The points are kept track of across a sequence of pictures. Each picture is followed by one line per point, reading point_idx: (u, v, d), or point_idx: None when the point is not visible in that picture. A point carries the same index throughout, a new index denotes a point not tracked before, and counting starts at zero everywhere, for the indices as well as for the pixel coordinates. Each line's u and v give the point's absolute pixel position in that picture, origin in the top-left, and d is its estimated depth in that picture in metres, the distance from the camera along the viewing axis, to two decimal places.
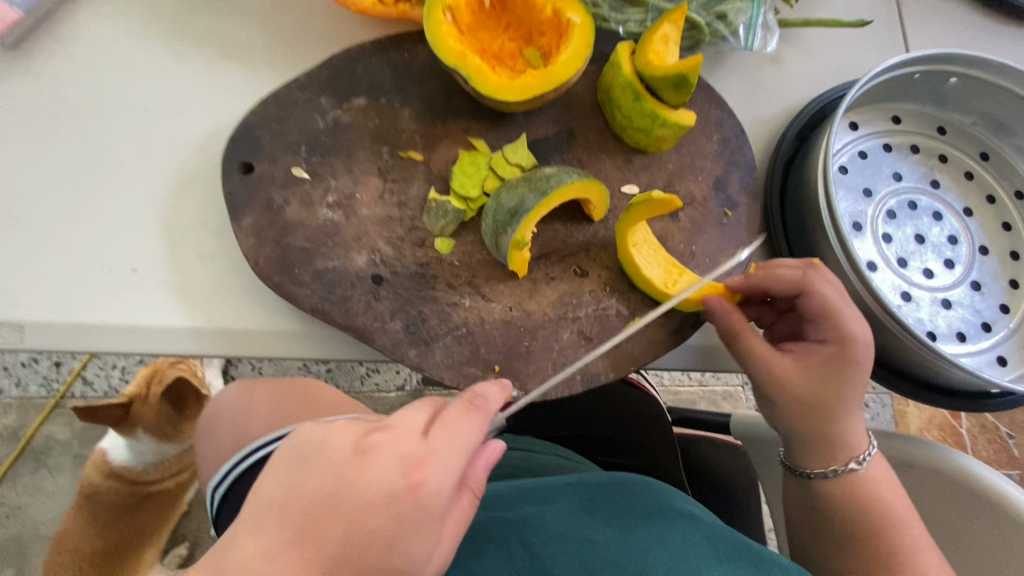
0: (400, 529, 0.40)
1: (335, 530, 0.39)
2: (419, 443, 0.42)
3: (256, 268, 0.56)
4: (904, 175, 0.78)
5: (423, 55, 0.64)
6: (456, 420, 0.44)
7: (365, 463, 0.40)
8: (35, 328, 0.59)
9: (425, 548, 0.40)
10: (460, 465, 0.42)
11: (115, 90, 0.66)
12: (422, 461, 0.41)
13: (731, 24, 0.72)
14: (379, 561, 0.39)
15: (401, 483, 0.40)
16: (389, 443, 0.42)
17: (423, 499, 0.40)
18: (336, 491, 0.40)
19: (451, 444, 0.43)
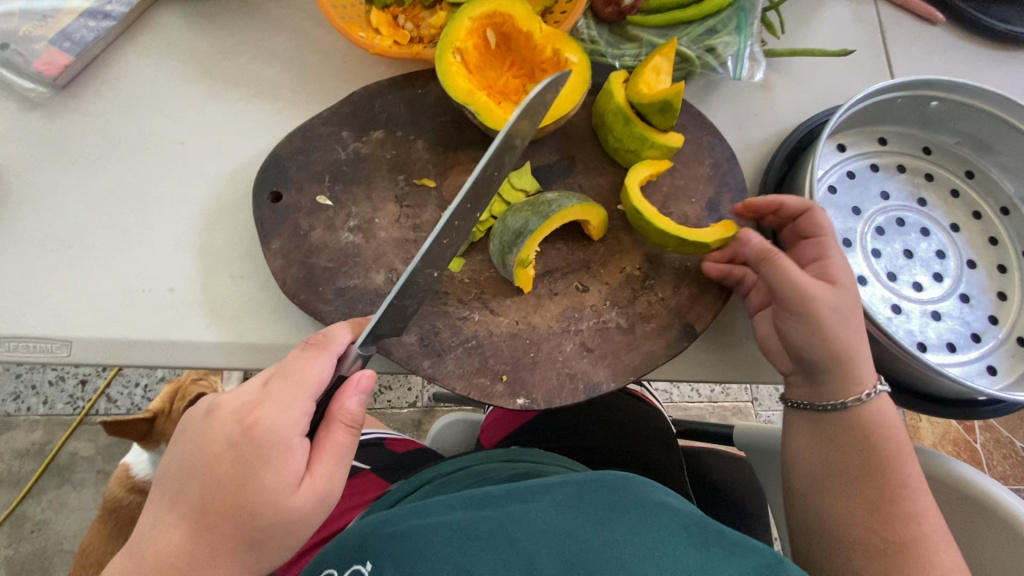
0: (245, 466, 0.50)
1: (195, 485, 0.50)
2: (252, 394, 0.52)
3: (284, 287, 0.61)
4: (892, 194, 0.81)
5: (435, 91, 0.71)
6: (297, 365, 0.53)
7: (207, 424, 0.52)
8: (81, 342, 0.64)
9: (280, 476, 0.50)
10: (298, 405, 0.52)
11: (154, 125, 0.72)
12: (256, 408, 0.51)
13: (720, 56, 0.78)
14: (237, 494, 0.49)
15: (234, 454, 0.50)
16: (229, 403, 0.52)
17: (259, 437, 0.50)
18: (215, 460, 0.51)
19: (287, 386, 0.52)
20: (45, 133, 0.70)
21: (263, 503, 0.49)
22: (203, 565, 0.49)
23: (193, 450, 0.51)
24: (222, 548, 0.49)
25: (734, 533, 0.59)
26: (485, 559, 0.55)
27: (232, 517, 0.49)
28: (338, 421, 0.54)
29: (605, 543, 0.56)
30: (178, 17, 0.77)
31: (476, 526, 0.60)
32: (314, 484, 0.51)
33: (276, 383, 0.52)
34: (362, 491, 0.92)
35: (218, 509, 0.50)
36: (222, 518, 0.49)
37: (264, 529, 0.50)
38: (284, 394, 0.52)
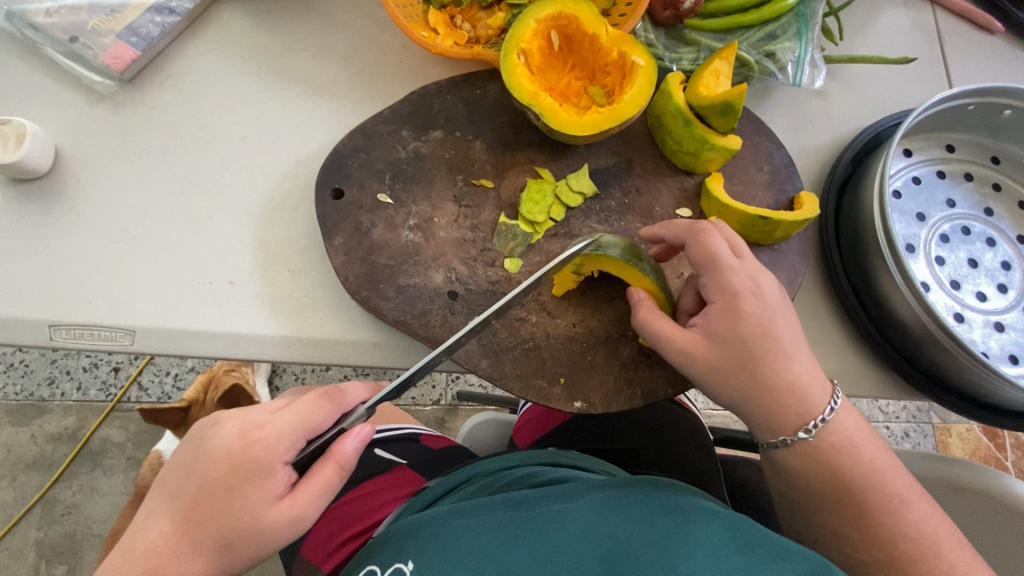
0: (233, 478, 0.51)
1: (188, 486, 0.52)
2: (262, 416, 0.54)
3: (347, 283, 0.62)
4: (957, 202, 0.81)
5: (494, 92, 0.71)
6: (309, 404, 0.54)
7: (211, 432, 0.53)
8: (143, 332, 0.65)
9: (262, 493, 0.51)
10: (294, 438, 0.53)
11: (216, 121, 0.73)
12: (258, 429, 0.53)
13: (779, 61, 0.77)
14: (222, 499, 0.51)
15: (233, 453, 0.51)
16: (237, 416, 0.54)
17: (253, 454, 0.51)
18: (206, 463, 0.52)
19: (294, 418, 0.53)
20: (111, 125, 0.72)
21: (240, 515, 0.51)
22: (181, 558, 0.50)
23: (196, 453, 0.53)
24: (198, 547, 0.51)
25: (778, 535, 0.56)
26: (521, 556, 0.54)
27: (211, 522, 0.51)
28: (332, 460, 0.53)
29: (644, 542, 0.54)
30: (239, 13, 0.78)
31: (516, 528, 0.58)
32: (290, 509, 0.51)
33: (284, 413, 0.53)
34: (398, 487, 0.92)
35: (207, 509, 0.51)
36: (208, 517, 0.51)
37: (234, 539, 0.51)
38: (287, 424, 0.53)
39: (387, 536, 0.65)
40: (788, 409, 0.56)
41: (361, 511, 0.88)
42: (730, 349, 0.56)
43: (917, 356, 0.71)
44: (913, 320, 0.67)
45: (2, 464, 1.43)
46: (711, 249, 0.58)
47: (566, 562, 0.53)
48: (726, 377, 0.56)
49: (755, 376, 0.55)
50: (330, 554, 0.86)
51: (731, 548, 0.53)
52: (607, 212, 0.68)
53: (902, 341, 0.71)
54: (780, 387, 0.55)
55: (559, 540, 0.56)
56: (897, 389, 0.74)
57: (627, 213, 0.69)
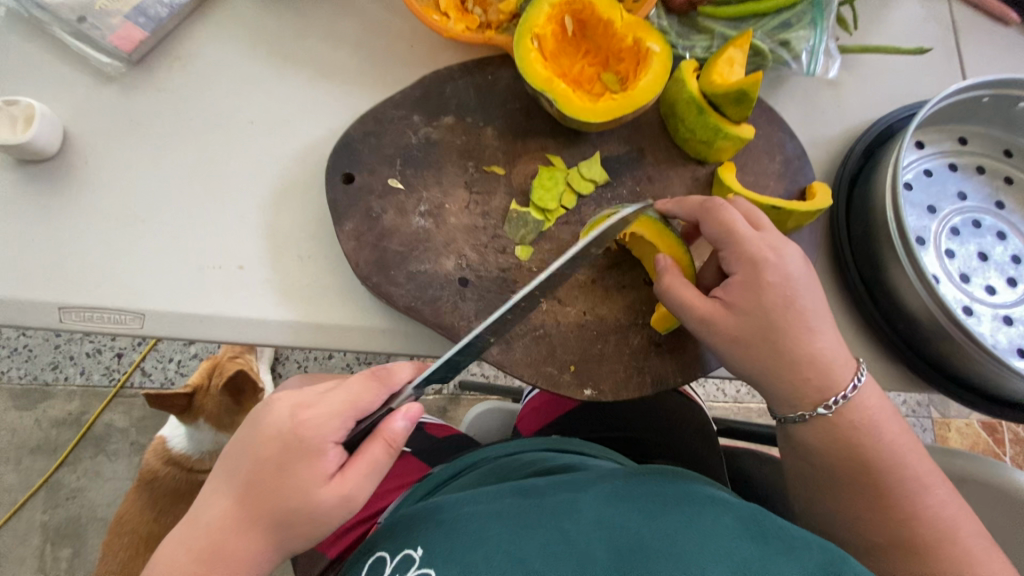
0: (284, 457, 0.52)
1: (241, 466, 0.53)
2: (311, 396, 0.54)
3: (357, 269, 0.61)
4: (969, 195, 0.81)
5: (506, 78, 0.70)
6: (357, 386, 0.54)
7: (262, 414, 0.54)
8: (153, 316, 0.65)
9: (312, 473, 0.52)
10: (342, 418, 0.53)
11: (225, 104, 0.73)
12: (306, 409, 0.53)
13: (793, 49, 0.76)
14: (274, 479, 0.52)
15: (287, 429, 0.53)
16: (285, 398, 0.54)
17: (303, 435, 0.52)
18: (258, 442, 0.53)
19: (341, 399, 0.53)
20: (119, 107, 0.71)
21: (294, 492, 0.52)
22: (237, 535, 0.52)
23: (246, 434, 0.54)
24: (255, 522, 0.52)
25: (789, 522, 0.56)
26: (529, 546, 0.55)
27: (266, 499, 0.52)
28: (380, 439, 0.54)
29: (655, 530, 0.55)
30: None
31: (525, 514, 0.59)
32: (341, 487, 0.52)
33: (333, 394, 0.54)
34: (403, 474, 0.92)
35: (261, 488, 0.52)
36: (262, 496, 0.52)
37: (292, 514, 0.52)
38: (335, 404, 0.53)
39: (395, 523, 0.65)
40: (809, 383, 0.56)
41: (365, 498, 0.90)
42: (750, 321, 0.56)
43: (926, 349, 0.71)
44: (923, 312, 0.67)
45: (7, 448, 1.44)
46: (727, 224, 0.58)
47: (575, 549, 0.54)
48: (746, 350, 0.56)
49: (778, 347, 0.56)
50: (335, 540, 0.87)
51: (740, 537, 0.54)
52: (618, 199, 0.68)
53: (911, 334, 0.71)
54: (803, 359, 0.55)
55: (567, 530, 0.56)
56: (903, 381, 0.74)
57: (638, 202, 0.68)
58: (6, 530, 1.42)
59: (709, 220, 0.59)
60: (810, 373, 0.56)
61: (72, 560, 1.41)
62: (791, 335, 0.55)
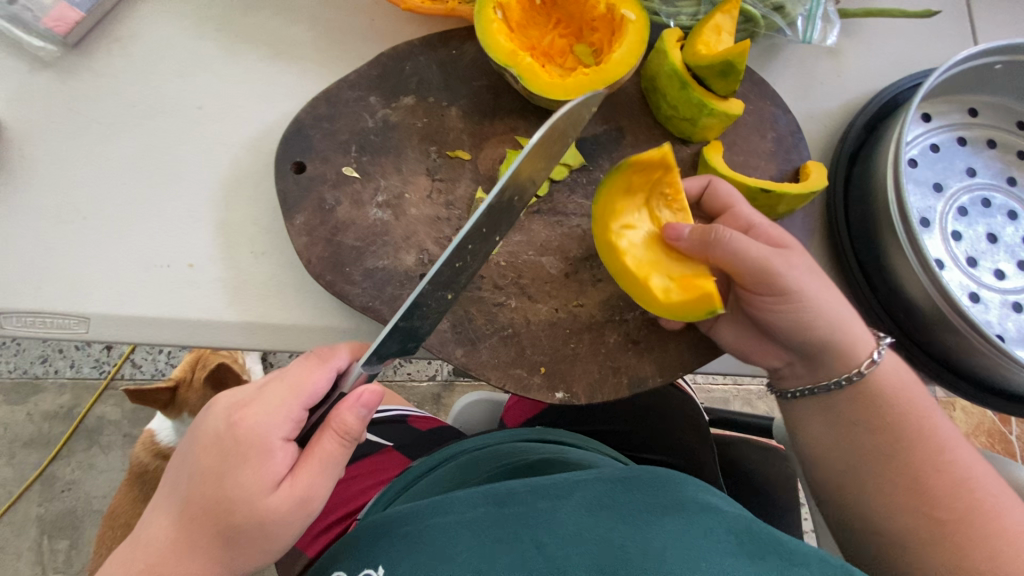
0: (224, 463, 0.47)
1: (185, 475, 0.49)
2: (248, 392, 0.49)
3: (309, 266, 0.57)
4: (979, 171, 0.75)
5: (471, 53, 0.64)
6: (297, 371, 0.50)
7: (202, 419, 0.50)
8: (98, 319, 0.61)
9: (256, 480, 0.47)
10: (283, 410, 0.48)
11: (170, 87, 0.67)
12: (244, 405, 0.49)
13: (788, 15, 0.69)
14: (214, 489, 0.47)
15: (226, 430, 0.48)
16: (223, 399, 0.50)
17: (238, 436, 0.47)
18: (195, 450, 0.49)
19: (279, 389, 0.48)
20: (54, 92, 0.65)
21: (236, 503, 0.47)
22: (179, 560, 0.47)
23: (189, 442, 0.50)
24: (199, 541, 0.47)
25: (792, 539, 0.52)
26: (509, 561, 0.52)
27: (208, 513, 0.47)
28: (331, 429, 0.48)
29: (641, 549, 0.51)
30: None
31: (503, 528, 0.56)
32: (293, 491, 0.47)
33: (271, 384, 0.49)
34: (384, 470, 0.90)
35: (203, 503, 0.47)
36: (202, 510, 0.47)
37: (237, 528, 0.47)
38: (275, 393, 0.48)
39: (363, 533, 0.61)
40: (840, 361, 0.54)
41: (347, 494, 0.87)
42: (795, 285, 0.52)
43: (926, 340, 0.66)
44: (926, 302, 0.62)
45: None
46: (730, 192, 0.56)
47: (553, 568, 0.51)
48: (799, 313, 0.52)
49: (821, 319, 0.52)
50: (314, 538, 0.84)
51: (737, 556, 0.50)
52: (595, 185, 0.62)
53: (911, 324, 0.66)
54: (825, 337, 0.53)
55: (547, 547, 0.53)
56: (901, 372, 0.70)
57: None
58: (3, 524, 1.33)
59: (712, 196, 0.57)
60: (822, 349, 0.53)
61: (71, 552, 1.34)
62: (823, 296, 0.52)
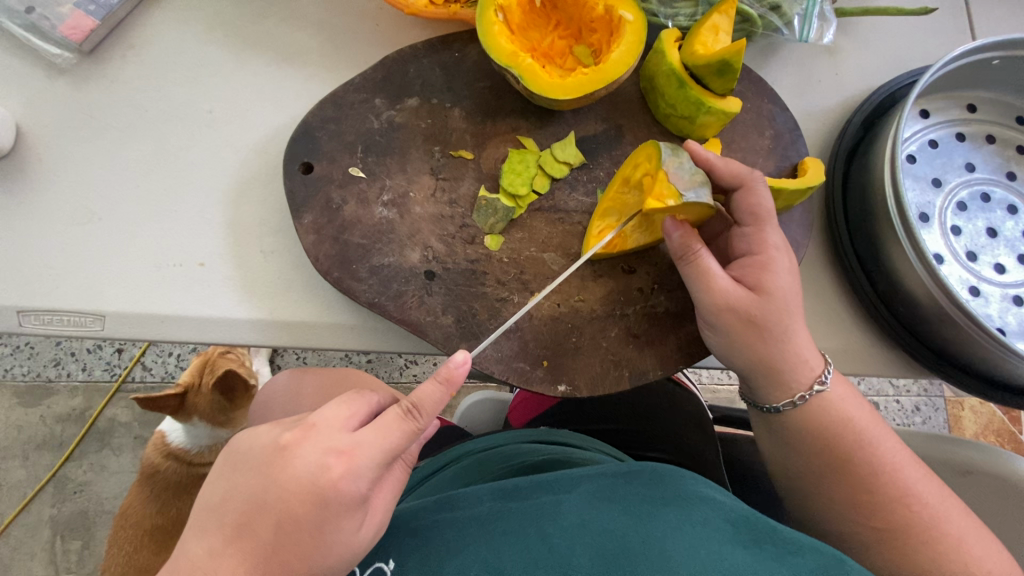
0: (319, 515, 0.43)
1: (263, 530, 0.43)
2: (343, 438, 0.44)
3: (317, 263, 0.58)
4: (977, 166, 0.75)
5: (474, 55, 0.66)
6: (393, 424, 0.45)
7: (280, 461, 0.44)
8: (114, 317, 0.63)
9: (354, 526, 0.44)
10: (381, 465, 0.44)
11: (182, 92, 0.69)
12: (343, 454, 0.44)
13: (785, 15, 0.70)
14: (309, 540, 0.43)
15: (320, 478, 0.43)
16: (306, 441, 0.44)
17: (340, 491, 0.43)
18: (278, 497, 0.43)
19: (381, 443, 0.44)
20: (71, 98, 0.67)
21: (331, 550, 0.44)
22: None
23: (262, 487, 0.43)
24: None
25: (787, 527, 0.53)
26: (515, 555, 0.53)
27: (298, 564, 0.43)
28: (402, 461, 0.49)
29: (644, 539, 0.52)
30: None
31: (507, 521, 0.57)
32: (377, 525, 0.47)
33: (371, 432, 0.44)
34: None
35: (290, 552, 0.43)
36: (291, 560, 0.43)
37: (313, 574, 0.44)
38: (375, 442, 0.44)
39: None
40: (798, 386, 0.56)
41: None
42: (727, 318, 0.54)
43: (927, 334, 0.66)
44: (925, 296, 0.63)
45: (12, 444, 1.37)
46: (760, 204, 0.56)
47: (558, 559, 0.52)
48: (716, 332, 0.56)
49: (752, 348, 0.55)
50: None
51: (736, 544, 0.52)
52: (595, 182, 0.64)
53: (911, 318, 0.67)
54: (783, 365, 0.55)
55: (552, 537, 0.54)
56: (901, 366, 0.70)
57: None
58: (16, 525, 1.35)
59: (744, 195, 0.56)
60: (756, 377, 0.56)
61: (83, 553, 1.35)
62: (764, 340, 0.54)
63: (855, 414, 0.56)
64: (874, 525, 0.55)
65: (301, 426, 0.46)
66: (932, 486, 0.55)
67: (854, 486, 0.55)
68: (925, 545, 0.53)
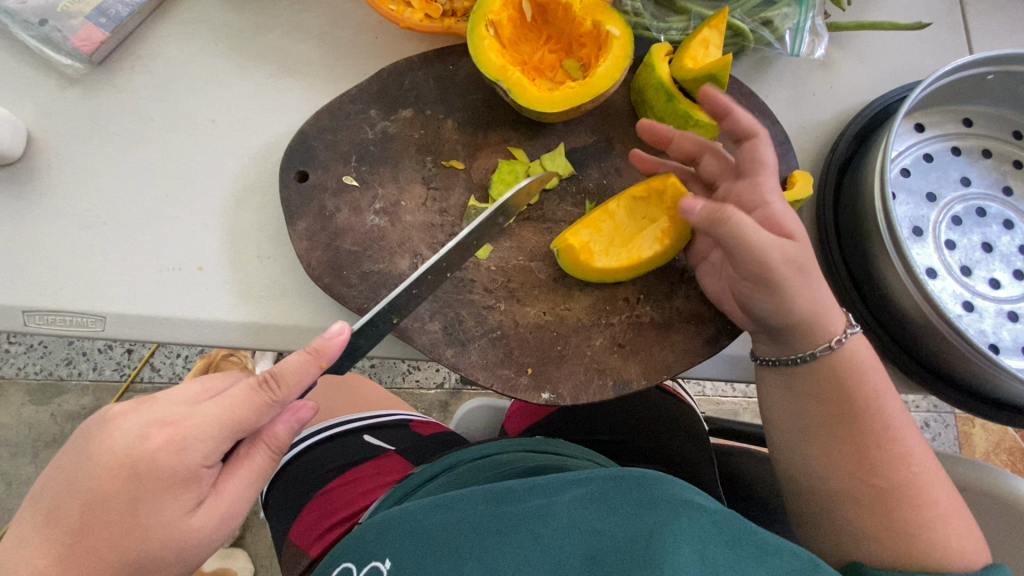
0: (138, 488, 0.46)
1: (74, 504, 0.46)
2: (174, 410, 0.48)
3: (309, 269, 0.60)
4: (973, 181, 0.75)
5: (467, 68, 0.67)
6: (239, 399, 0.49)
7: (102, 431, 0.48)
8: (114, 318, 0.65)
9: (179, 503, 0.48)
10: (216, 439, 0.48)
11: (186, 102, 0.71)
12: (170, 425, 0.47)
13: (777, 30, 0.72)
14: (130, 513, 0.46)
15: (138, 448, 0.46)
16: (136, 412, 0.48)
17: (160, 465, 0.46)
18: (114, 466, 0.46)
19: (212, 418, 0.48)
20: (80, 106, 0.70)
21: (157, 526, 0.47)
22: None
23: (81, 455, 0.47)
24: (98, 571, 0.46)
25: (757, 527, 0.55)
26: (506, 552, 0.54)
27: (119, 538, 0.46)
28: (263, 443, 0.52)
29: (631, 538, 0.53)
30: None
31: (497, 522, 0.57)
32: (215, 509, 0.49)
33: (205, 408, 0.48)
34: (386, 472, 0.90)
35: (110, 527, 0.46)
36: (106, 536, 0.46)
37: (154, 558, 0.47)
38: (204, 416, 0.48)
39: (366, 527, 0.64)
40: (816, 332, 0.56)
41: (348, 497, 0.88)
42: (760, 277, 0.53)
43: (919, 349, 0.66)
44: (916, 310, 0.63)
45: (22, 441, 1.40)
46: (760, 157, 0.55)
47: (550, 558, 0.53)
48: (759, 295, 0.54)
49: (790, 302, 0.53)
50: (317, 538, 0.85)
51: (721, 544, 0.52)
52: (584, 193, 0.65)
53: (901, 332, 0.66)
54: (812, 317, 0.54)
55: (544, 537, 0.55)
56: (894, 380, 0.70)
57: (605, 194, 0.65)
58: None
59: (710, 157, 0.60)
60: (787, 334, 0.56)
61: None
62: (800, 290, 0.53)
63: (874, 370, 0.56)
64: (866, 483, 0.54)
65: (141, 399, 0.50)
66: (926, 455, 0.55)
67: (858, 443, 0.54)
68: (909, 511, 0.52)
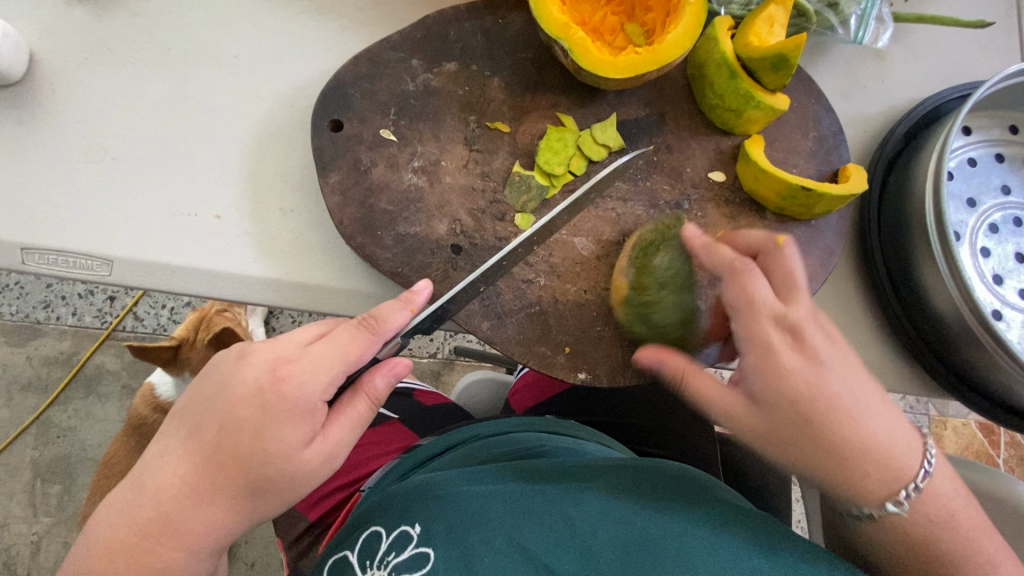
0: (262, 417, 0.44)
1: (210, 425, 0.45)
2: (291, 346, 0.46)
3: (341, 227, 0.57)
4: (1013, 190, 0.74)
5: (518, 23, 0.63)
6: (347, 336, 0.47)
7: (236, 364, 0.46)
8: (123, 263, 0.60)
9: (296, 437, 0.45)
10: (332, 373, 0.46)
11: (208, 32, 0.65)
12: (289, 361, 0.45)
13: (842, 13, 0.68)
14: (250, 442, 0.44)
15: (267, 377, 0.45)
16: (264, 347, 0.46)
17: (285, 393, 0.44)
18: (247, 397, 0.45)
19: (329, 353, 0.46)
20: (89, 27, 0.64)
21: (271, 457, 0.45)
22: (194, 507, 0.45)
23: (217, 387, 0.46)
24: (223, 491, 0.45)
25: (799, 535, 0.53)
26: (535, 533, 0.52)
27: (240, 465, 0.45)
28: (364, 394, 0.48)
29: (664, 531, 0.51)
30: None
31: (525, 499, 0.55)
32: (325, 447, 0.46)
33: (320, 343, 0.46)
34: (388, 441, 0.88)
35: (233, 453, 0.45)
36: (230, 462, 0.45)
37: (266, 486, 0.46)
38: (322, 352, 0.46)
39: (389, 495, 0.61)
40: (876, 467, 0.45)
41: (349, 465, 0.86)
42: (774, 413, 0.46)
43: (948, 354, 0.66)
44: (952, 316, 0.62)
45: None
46: (750, 293, 0.48)
47: (582, 543, 0.51)
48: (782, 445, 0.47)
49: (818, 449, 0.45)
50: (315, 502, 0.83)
51: (752, 548, 0.50)
52: (632, 169, 0.62)
53: (933, 336, 0.66)
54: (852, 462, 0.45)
55: (575, 521, 0.53)
56: (915, 383, 0.70)
57: (653, 172, 0.62)
58: None
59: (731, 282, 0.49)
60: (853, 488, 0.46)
61: (63, 497, 1.33)
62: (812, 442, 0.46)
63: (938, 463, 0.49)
64: None
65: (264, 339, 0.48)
66: None
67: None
68: None
